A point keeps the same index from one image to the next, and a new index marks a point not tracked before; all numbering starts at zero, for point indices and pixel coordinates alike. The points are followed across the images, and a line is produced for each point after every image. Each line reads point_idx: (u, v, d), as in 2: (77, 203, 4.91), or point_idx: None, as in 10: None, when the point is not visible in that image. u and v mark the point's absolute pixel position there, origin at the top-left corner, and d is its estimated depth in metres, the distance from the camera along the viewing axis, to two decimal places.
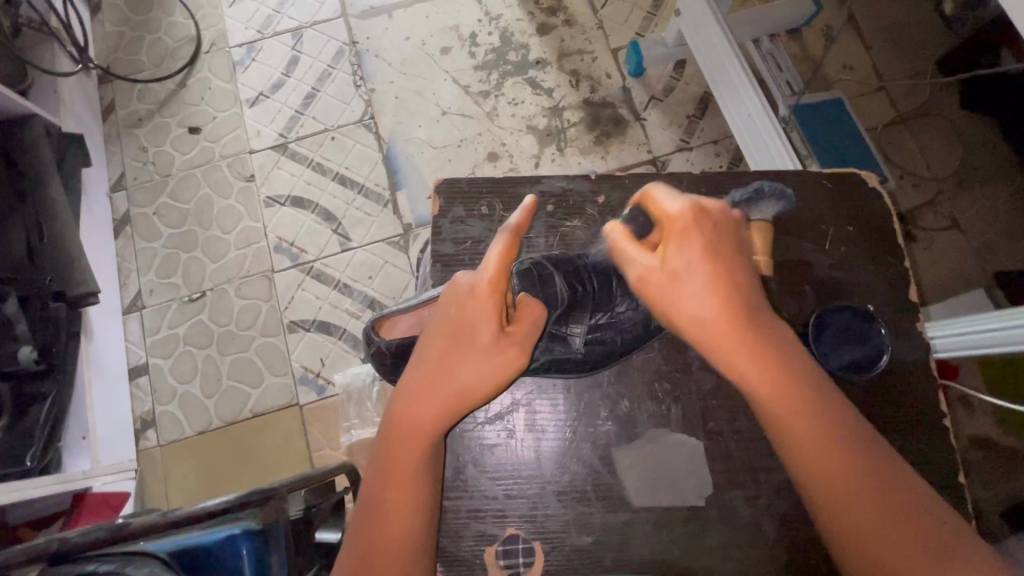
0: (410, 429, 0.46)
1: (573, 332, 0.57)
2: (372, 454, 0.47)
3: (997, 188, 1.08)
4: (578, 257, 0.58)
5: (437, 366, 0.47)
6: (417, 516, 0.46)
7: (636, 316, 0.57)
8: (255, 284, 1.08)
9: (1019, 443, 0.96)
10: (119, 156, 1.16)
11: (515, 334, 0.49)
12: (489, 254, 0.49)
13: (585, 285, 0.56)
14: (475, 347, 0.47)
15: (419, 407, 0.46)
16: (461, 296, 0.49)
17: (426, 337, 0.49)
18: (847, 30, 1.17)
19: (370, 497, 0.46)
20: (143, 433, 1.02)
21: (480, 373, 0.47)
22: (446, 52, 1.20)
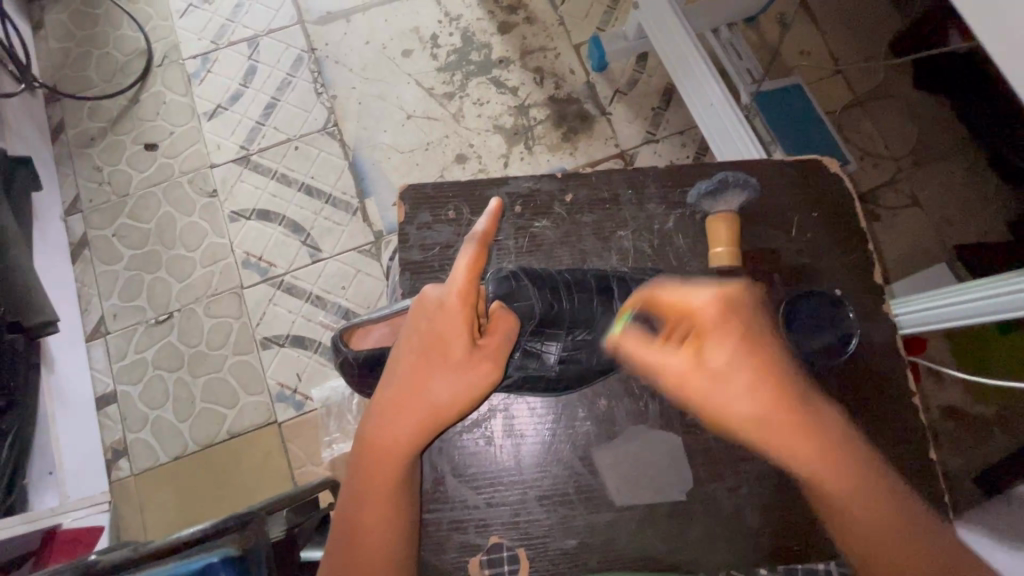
0: (386, 450, 0.46)
1: (548, 349, 0.56)
2: (348, 475, 0.47)
3: (952, 165, 1.11)
4: (553, 273, 0.56)
5: (410, 384, 0.47)
6: (399, 535, 0.45)
7: (613, 336, 0.56)
8: (224, 302, 1.05)
9: (988, 411, 0.99)
10: (73, 177, 1.12)
11: (488, 347, 0.49)
12: (456, 268, 0.49)
13: (562, 303, 0.55)
14: (449, 361, 0.47)
15: (395, 426, 0.46)
16: (431, 310, 0.48)
17: (397, 353, 0.49)
18: (801, 17, 1.20)
19: (347, 521, 0.45)
20: (115, 463, 0.98)
21: (455, 389, 0.47)
22: (408, 54, 1.18)
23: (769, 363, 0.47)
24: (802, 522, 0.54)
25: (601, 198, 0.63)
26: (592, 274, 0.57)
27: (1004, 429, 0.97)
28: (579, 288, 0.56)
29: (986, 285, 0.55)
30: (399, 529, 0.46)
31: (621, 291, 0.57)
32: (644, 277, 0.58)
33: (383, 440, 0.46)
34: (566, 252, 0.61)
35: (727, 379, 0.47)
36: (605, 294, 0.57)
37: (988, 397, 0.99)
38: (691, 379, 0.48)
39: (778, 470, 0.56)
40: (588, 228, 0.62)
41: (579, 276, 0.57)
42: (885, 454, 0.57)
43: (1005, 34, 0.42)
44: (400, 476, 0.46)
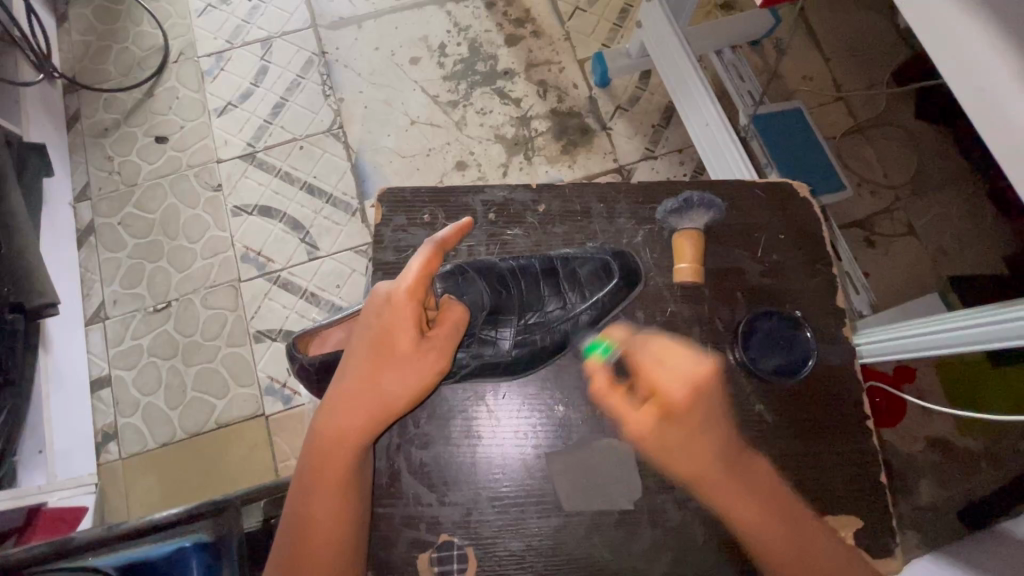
0: (335, 442, 0.47)
1: (502, 335, 0.59)
2: (299, 467, 0.48)
3: (950, 195, 1.11)
4: (500, 262, 0.60)
5: (360, 379, 0.48)
6: (346, 524, 0.46)
7: (563, 316, 0.60)
8: (221, 294, 1.08)
9: (974, 444, 0.98)
10: (84, 165, 1.15)
11: (435, 339, 0.50)
12: (409, 266, 0.50)
13: (512, 289, 0.60)
14: (396, 355, 0.48)
15: (344, 418, 0.47)
16: (380, 305, 0.49)
17: (350, 349, 0.50)
18: (804, 42, 1.21)
19: (295, 514, 0.46)
20: (104, 446, 1.00)
21: (402, 382, 0.48)
22: (415, 62, 1.21)
23: (714, 433, 0.50)
24: None
25: (575, 210, 0.64)
26: (538, 259, 0.61)
27: (992, 464, 0.96)
28: (525, 275, 0.61)
29: (966, 315, 0.56)
30: (345, 519, 0.46)
31: (566, 274, 0.61)
32: (591, 259, 0.61)
33: (331, 434, 0.47)
34: (529, 251, 0.62)
35: (688, 429, 0.50)
36: (549, 277, 0.61)
37: (975, 430, 0.98)
38: (658, 435, 0.50)
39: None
40: (560, 239, 0.63)
41: (525, 263, 0.61)
42: (839, 477, 0.57)
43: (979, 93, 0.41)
44: (346, 468, 0.47)
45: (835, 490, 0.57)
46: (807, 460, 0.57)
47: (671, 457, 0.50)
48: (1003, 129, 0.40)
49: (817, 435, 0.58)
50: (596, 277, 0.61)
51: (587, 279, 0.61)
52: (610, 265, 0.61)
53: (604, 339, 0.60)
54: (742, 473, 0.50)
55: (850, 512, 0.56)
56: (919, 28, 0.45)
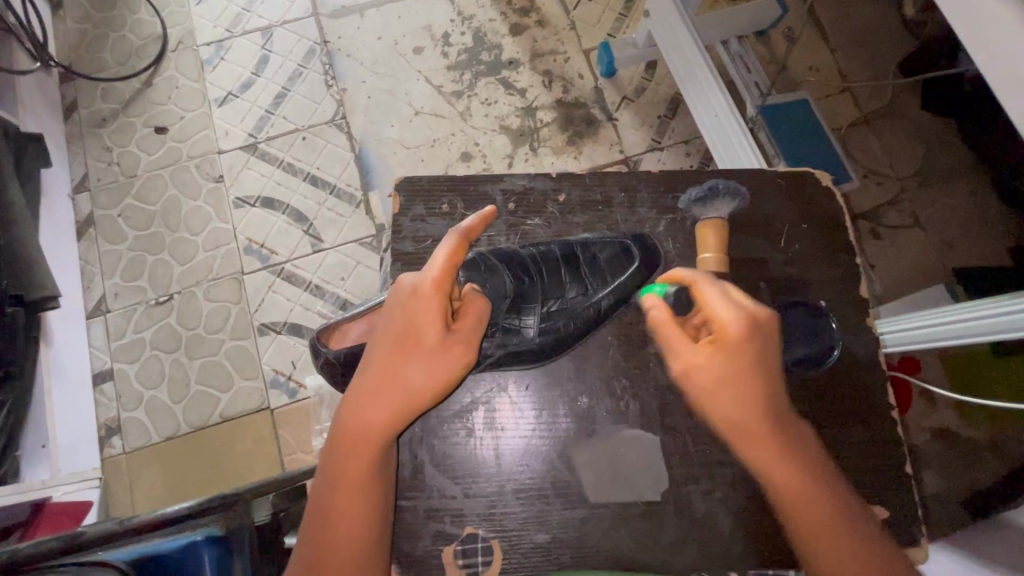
0: (360, 435, 0.46)
1: (527, 323, 0.59)
2: (323, 460, 0.47)
3: (957, 186, 1.11)
4: (521, 249, 0.60)
5: (385, 371, 0.48)
6: (371, 518, 0.46)
7: (584, 302, 0.60)
8: (225, 287, 1.06)
9: (980, 435, 0.98)
10: (82, 156, 1.13)
11: (460, 332, 0.49)
12: (435, 258, 0.50)
13: (533, 275, 0.60)
14: (421, 347, 0.48)
15: (369, 410, 0.47)
16: (405, 297, 0.49)
17: (374, 341, 0.49)
18: (812, 32, 1.20)
19: (318, 508, 0.46)
20: (108, 440, 0.99)
21: (427, 376, 0.47)
22: (419, 51, 1.19)
23: (764, 388, 0.47)
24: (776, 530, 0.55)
25: (594, 200, 0.63)
26: (558, 246, 0.61)
27: (996, 454, 0.97)
28: (546, 261, 0.61)
29: (977, 307, 0.56)
30: (369, 515, 0.46)
31: (586, 260, 0.61)
32: (611, 245, 0.61)
33: (355, 427, 0.46)
34: (548, 236, 0.62)
35: (740, 379, 0.47)
36: (568, 264, 0.61)
37: (981, 421, 0.99)
38: (710, 379, 0.48)
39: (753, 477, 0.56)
40: (579, 229, 0.62)
41: (546, 250, 0.61)
42: (862, 468, 0.57)
43: (1009, 75, 0.41)
44: (371, 462, 0.46)
45: (858, 481, 0.57)
46: (830, 451, 0.57)
47: (720, 410, 0.47)
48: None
49: (840, 426, 0.58)
50: (617, 263, 0.61)
51: (608, 265, 0.61)
52: (631, 250, 0.61)
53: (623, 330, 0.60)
54: (795, 446, 0.47)
55: (873, 502, 0.56)
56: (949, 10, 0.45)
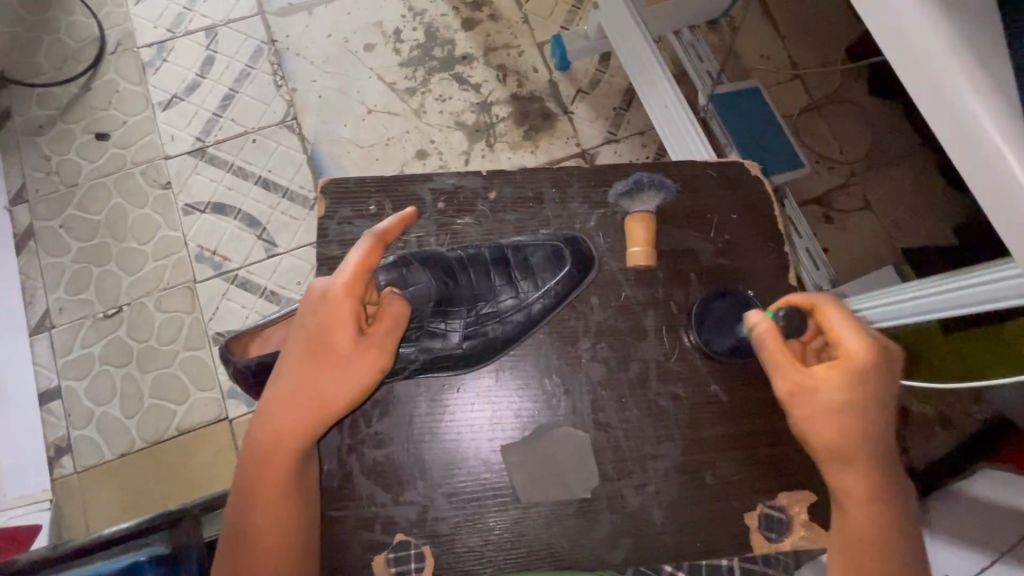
0: (274, 447, 0.46)
1: (451, 328, 0.59)
2: (237, 475, 0.46)
3: (903, 169, 1.13)
4: (447, 253, 0.59)
5: (298, 380, 0.47)
6: (291, 532, 0.46)
7: (516, 305, 0.59)
8: (175, 297, 1.03)
9: (929, 411, 1.02)
10: (19, 166, 1.08)
11: (376, 336, 0.49)
12: (346, 263, 0.49)
13: (460, 280, 0.59)
14: (334, 355, 0.47)
15: (282, 421, 0.46)
16: (317, 304, 0.48)
17: (287, 350, 0.48)
18: (759, 21, 1.21)
19: (236, 522, 0.45)
20: (58, 460, 0.96)
21: (342, 383, 0.47)
22: (370, 48, 1.17)
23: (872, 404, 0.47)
24: (711, 518, 0.55)
25: (526, 196, 0.63)
26: (489, 248, 0.60)
27: (946, 428, 1.00)
28: (475, 264, 0.60)
29: (926, 284, 0.57)
30: (289, 524, 0.46)
31: (518, 261, 0.60)
32: (544, 246, 0.60)
33: (269, 439, 0.46)
34: (479, 235, 0.61)
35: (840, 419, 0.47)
36: (498, 266, 0.60)
37: (931, 396, 1.02)
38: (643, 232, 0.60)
39: (686, 468, 0.57)
40: (511, 227, 0.62)
41: (475, 252, 0.60)
42: (793, 453, 0.58)
43: (946, 104, 0.37)
44: (287, 472, 0.46)
45: (787, 466, 0.58)
46: (762, 437, 0.58)
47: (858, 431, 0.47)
48: (977, 145, 0.35)
49: (769, 413, 0.59)
50: (551, 265, 0.60)
51: (540, 266, 0.60)
52: (564, 250, 0.60)
53: (560, 326, 0.60)
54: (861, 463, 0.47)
55: (803, 486, 0.57)
56: (874, 24, 0.40)
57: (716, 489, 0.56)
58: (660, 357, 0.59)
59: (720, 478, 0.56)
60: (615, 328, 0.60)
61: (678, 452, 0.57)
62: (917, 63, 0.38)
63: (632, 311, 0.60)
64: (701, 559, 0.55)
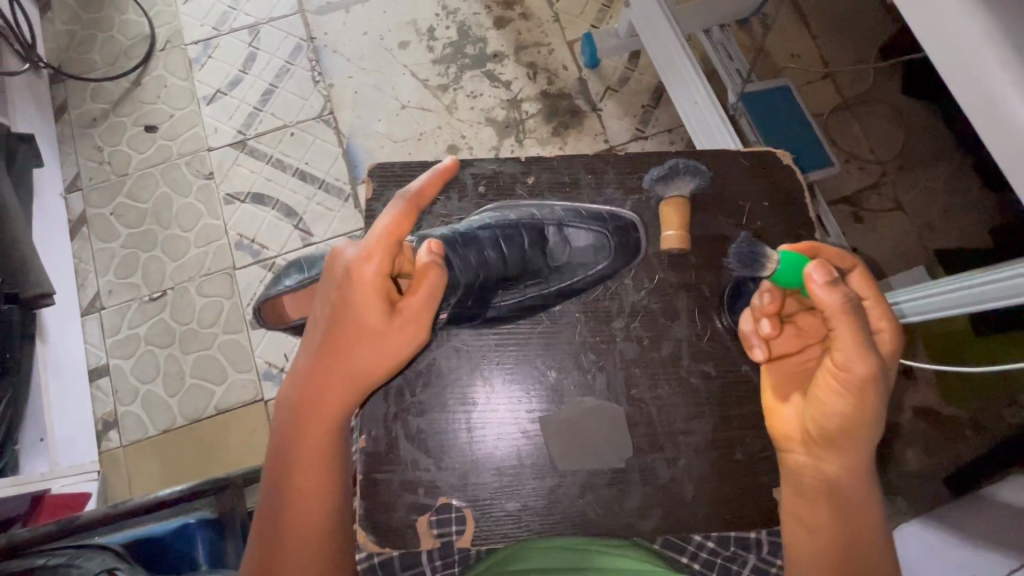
0: (313, 410, 0.50)
1: (501, 301, 0.61)
2: (280, 435, 0.51)
3: (938, 168, 1.12)
4: (509, 224, 0.62)
5: (331, 350, 0.50)
6: (326, 487, 0.50)
7: (559, 284, 0.62)
8: (217, 282, 1.08)
9: (961, 412, 1.00)
10: (74, 156, 1.15)
11: (406, 309, 0.50)
12: (370, 235, 0.49)
13: (518, 254, 0.62)
14: (366, 328, 0.49)
15: (320, 387, 0.50)
16: (345, 278, 0.50)
17: (321, 320, 0.51)
18: (792, 19, 1.21)
19: (279, 479, 0.50)
20: (105, 434, 1.01)
21: (374, 352, 0.50)
22: (404, 46, 1.21)
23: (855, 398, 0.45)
24: (740, 494, 0.57)
25: (562, 182, 0.65)
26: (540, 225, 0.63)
27: (976, 430, 0.99)
28: (518, 239, 0.62)
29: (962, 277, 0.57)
30: (331, 479, 0.50)
31: (563, 239, 0.63)
32: (589, 227, 0.63)
33: (311, 400, 0.50)
34: (518, 215, 0.64)
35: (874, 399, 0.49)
36: (538, 240, 0.63)
37: (962, 397, 1.01)
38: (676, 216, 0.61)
39: (715, 445, 0.58)
40: (547, 211, 0.64)
41: (531, 227, 0.62)
42: None
43: (973, 83, 0.40)
44: (326, 431, 0.50)
45: None
46: None
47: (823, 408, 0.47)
48: (1001, 123, 0.39)
49: None
50: (595, 248, 0.63)
51: (582, 246, 0.63)
52: (608, 237, 0.63)
53: (594, 308, 0.62)
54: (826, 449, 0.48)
55: None
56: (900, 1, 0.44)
57: (746, 466, 0.58)
58: (692, 338, 0.61)
59: (750, 456, 0.58)
60: (649, 309, 0.62)
61: (709, 429, 0.58)
62: (953, 51, 0.41)
63: (664, 293, 0.62)
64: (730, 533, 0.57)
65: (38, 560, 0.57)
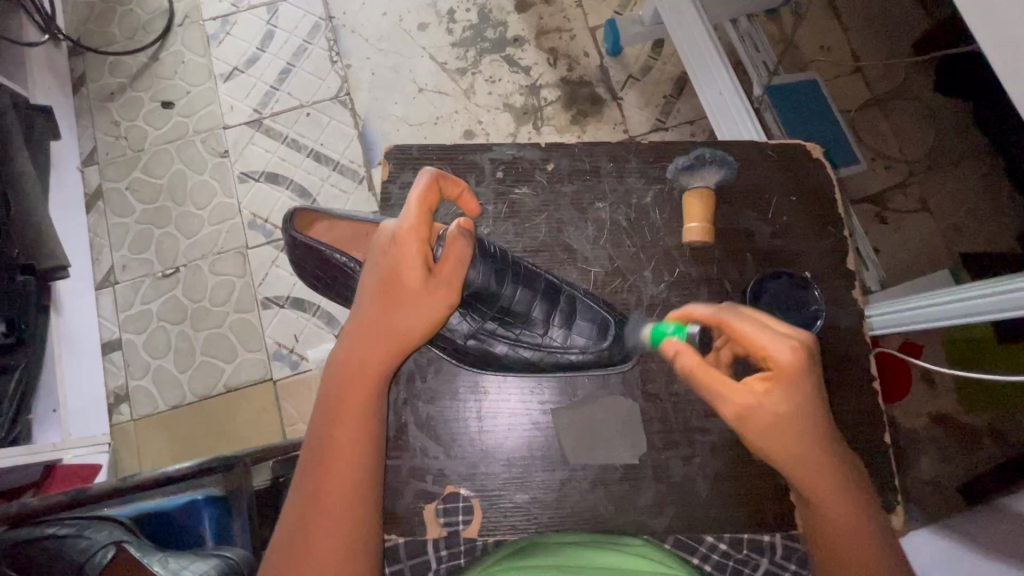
0: (355, 371, 0.50)
1: (499, 343, 0.60)
2: (323, 398, 0.50)
3: (968, 170, 1.08)
4: (524, 266, 0.59)
5: (373, 313, 0.50)
6: (365, 449, 0.48)
7: (557, 346, 0.60)
8: (229, 260, 1.08)
9: (979, 421, 0.98)
10: (91, 130, 1.15)
11: (442, 274, 0.51)
12: (410, 200, 0.51)
13: (526, 303, 0.59)
14: (405, 290, 0.50)
15: (362, 349, 0.50)
16: (388, 243, 0.51)
17: (364, 286, 0.52)
18: (823, 10, 1.17)
19: (320, 441, 0.49)
20: (116, 408, 1.02)
21: (414, 315, 0.50)
22: (424, 28, 1.19)
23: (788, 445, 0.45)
24: (754, 494, 0.56)
25: (583, 169, 0.63)
26: (549, 279, 0.59)
27: (995, 440, 0.96)
28: (526, 281, 0.59)
29: (989, 284, 0.55)
30: (365, 449, 0.48)
31: (567, 308, 0.59)
32: (595, 311, 0.59)
33: (350, 370, 0.50)
34: (536, 202, 0.62)
35: (794, 427, 0.45)
36: (551, 294, 0.59)
37: (982, 406, 0.98)
38: (701, 205, 0.60)
39: (731, 444, 0.57)
40: (567, 199, 0.63)
41: (541, 276, 0.59)
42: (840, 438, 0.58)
43: None
44: (368, 391, 0.49)
45: None
46: None
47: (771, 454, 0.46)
48: None
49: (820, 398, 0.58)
50: (594, 332, 0.59)
51: (581, 324, 0.60)
52: (609, 327, 0.59)
53: (611, 300, 0.61)
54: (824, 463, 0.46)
55: None
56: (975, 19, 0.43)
57: (762, 468, 0.56)
58: None
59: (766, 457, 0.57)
60: (668, 303, 0.60)
61: (725, 428, 0.57)
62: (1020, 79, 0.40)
63: (685, 287, 0.61)
64: (742, 534, 0.56)
65: (49, 530, 0.58)
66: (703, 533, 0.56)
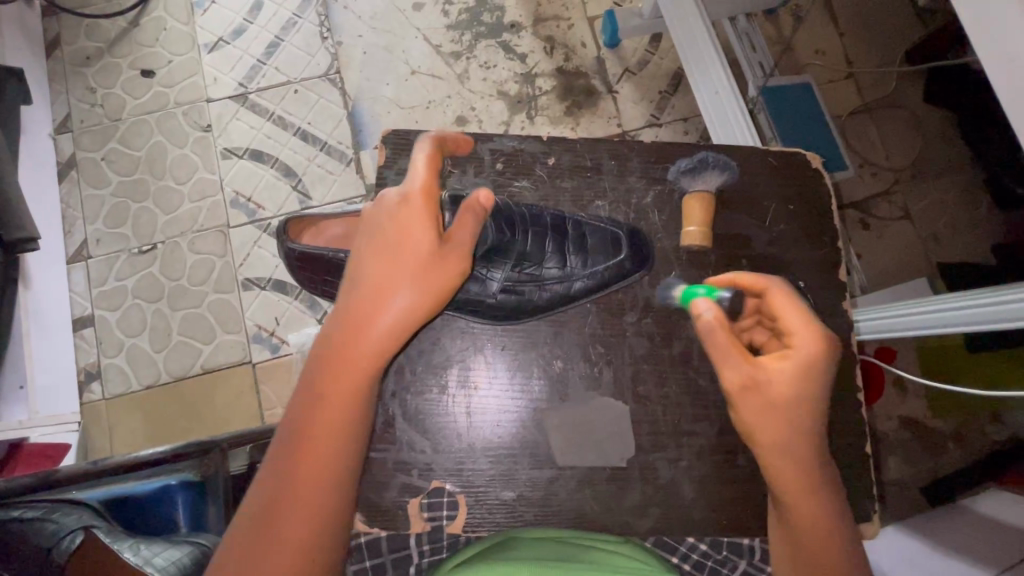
0: (354, 338, 0.49)
1: (491, 277, 0.59)
2: (313, 363, 0.49)
3: (949, 180, 1.11)
4: (528, 210, 0.59)
5: (376, 280, 0.50)
6: (358, 413, 0.48)
7: (557, 276, 0.60)
8: (210, 239, 1.05)
9: (948, 426, 1.01)
10: (64, 95, 1.10)
11: (453, 239, 0.52)
12: (417, 166, 0.53)
13: (523, 237, 0.58)
14: (414, 256, 0.50)
15: (364, 317, 0.49)
16: (393, 208, 0.52)
17: (364, 254, 0.52)
18: (821, 13, 1.18)
19: (307, 404, 0.48)
20: (86, 385, 0.99)
21: (423, 280, 0.50)
22: (419, 8, 1.16)
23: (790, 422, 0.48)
24: (737, 497, 0.57)
25: (584, 166, 0.63)
26: (550, 215, 0.60)
27: (959, 444, 1.00)
28: (533, 223, 0.59)
29: (957, 298, 0.57)
30: (360, 414, 0.48)
31: (574, 235, 0.60)
32: (604, 229, 0.61)
33: (348, 335, 0.49)
34: (535, 197, 0.62)
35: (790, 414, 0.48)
36: (558, 231, 0.60)
37: (951, 412, 1.01)
38: (700, 213, 0.60)
39: (718, 448, 0.58)
40: (567, 194, 0.62)
41: (543, 216, 0.60)
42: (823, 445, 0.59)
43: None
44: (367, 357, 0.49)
45: None
46: None
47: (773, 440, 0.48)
48: None
49: None
50: (603, 248, 0.60)
51: (591, 246, 0.61)
52: (620, 240, 0.60)
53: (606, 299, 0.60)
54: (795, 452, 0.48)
55: None
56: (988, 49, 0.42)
57: (748, 471, 0.58)
58: None
59: (752, 461, 0.58)
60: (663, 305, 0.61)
61: (713, 432, 0.58)
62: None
63: None
64: (724, 536, 0.57)
65: (15, 513, 0.56)
66: (686, 533, 0.56)
